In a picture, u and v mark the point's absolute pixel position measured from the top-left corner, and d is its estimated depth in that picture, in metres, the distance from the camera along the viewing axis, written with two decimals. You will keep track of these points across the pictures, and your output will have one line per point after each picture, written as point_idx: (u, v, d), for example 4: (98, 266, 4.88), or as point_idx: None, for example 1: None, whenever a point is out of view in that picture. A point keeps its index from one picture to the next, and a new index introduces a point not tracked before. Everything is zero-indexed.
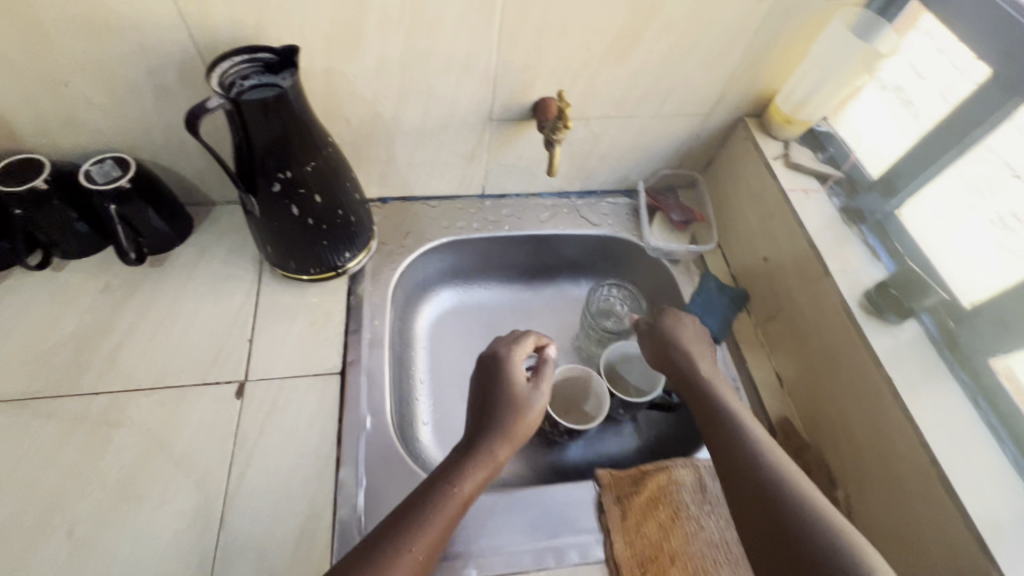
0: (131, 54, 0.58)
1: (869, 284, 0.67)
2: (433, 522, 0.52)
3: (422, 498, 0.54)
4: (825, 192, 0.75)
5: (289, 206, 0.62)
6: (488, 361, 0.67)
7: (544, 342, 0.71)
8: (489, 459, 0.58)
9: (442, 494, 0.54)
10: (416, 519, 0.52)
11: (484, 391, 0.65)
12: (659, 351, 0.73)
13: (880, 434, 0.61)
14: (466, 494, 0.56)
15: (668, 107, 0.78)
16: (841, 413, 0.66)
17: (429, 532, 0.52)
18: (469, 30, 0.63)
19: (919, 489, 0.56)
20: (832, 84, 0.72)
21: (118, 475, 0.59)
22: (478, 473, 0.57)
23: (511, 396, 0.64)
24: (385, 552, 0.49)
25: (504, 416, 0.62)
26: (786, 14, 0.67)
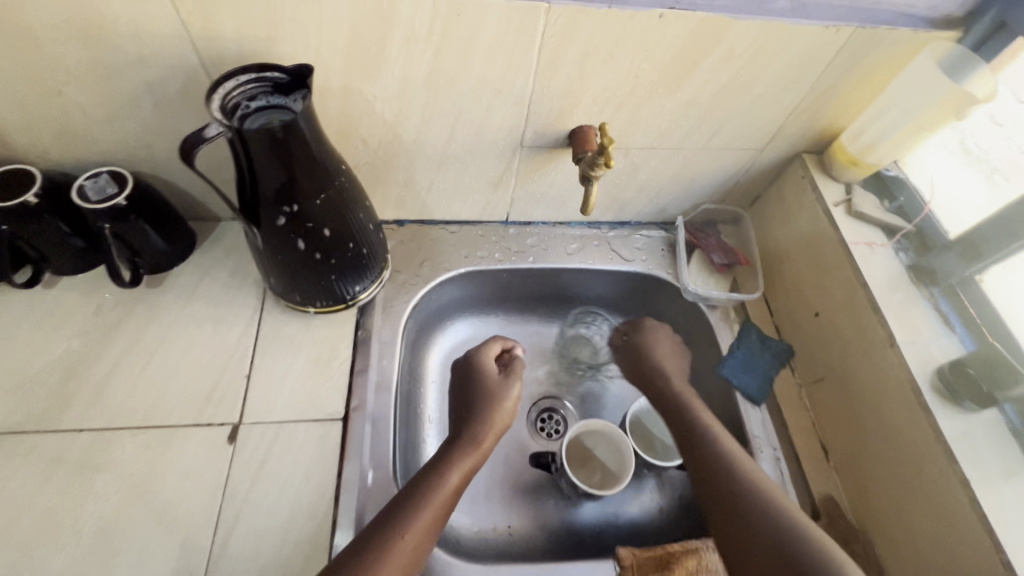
0: (129, 65, 0.53)
1: (942, 360, 0.59)
2: (427, 509, 0.56)
3: (415, 487, 0.58)
4: (892, 246, 0.67)
5: (295, 240, 0.57)
6: (464, 365, 0.74)
7: (510, 345, 0.77)
8: (473, 451, 0.64)
9: (432, 484, 0.58)
10: (411, 506, 0.55)
11: (464, 392, 0.72)
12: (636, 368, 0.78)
13: (869, 459, 0.62)
14: (458, 483, 0.60)
15: (718, 141, 0.70)
16: (896, 502, 0.59)
17: (424, 519, 0.55)
18: (505, 52, 0.56)
19: (913, 509, 0.57)
20: (909, 126, 0.63)
21: (98, 526, 0.54)
22: (466, 465, 0.63)
23: (488, 396, 0.70)
24: (385, 538, 0.52)
25: (484, 415, 0.68)
26: (866, 47, 0.59)
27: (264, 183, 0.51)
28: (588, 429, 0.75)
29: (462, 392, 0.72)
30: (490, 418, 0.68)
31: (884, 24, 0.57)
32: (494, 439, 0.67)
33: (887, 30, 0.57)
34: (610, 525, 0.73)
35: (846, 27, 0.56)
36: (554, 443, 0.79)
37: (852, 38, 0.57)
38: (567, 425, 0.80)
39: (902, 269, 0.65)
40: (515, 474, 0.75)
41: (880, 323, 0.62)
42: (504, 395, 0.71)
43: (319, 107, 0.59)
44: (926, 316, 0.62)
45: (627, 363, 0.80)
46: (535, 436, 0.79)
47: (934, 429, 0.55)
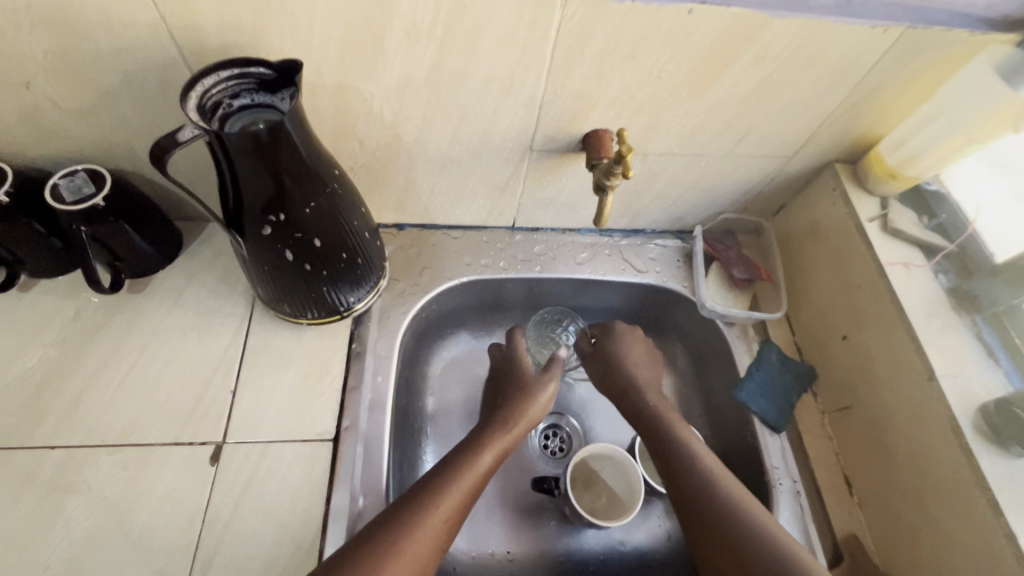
0: (102, 57, 0.48)
1: (986, 398, 0.54)
2: (460, 479, 0.54)
3: (450, 459, 0.57)
4: (931, 268, 0.63)
5: (283, 251, 0.52)
6: (498, 352, 0.74)
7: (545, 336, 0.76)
8: (509, 427, 0.61)
9: (466, 456, 0.57)
10: (445, 477, 0.54)
11: (504, 376, 0.71)
12: (604, 377, 0.71)
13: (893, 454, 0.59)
14: (494, 456, 0.58)
15: (743, 148, 0.65)
16: (928, 546, 0.55)
17: (456, 489, 0.53)
18: (515, 49, 0.51)
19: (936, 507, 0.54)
20: (958, 137, 0.58)
21: (67, 553, 0.51)
22: (504, 441, 0.60)
23: (525, 377, 0.68)
24: (418, 505, 0.51)
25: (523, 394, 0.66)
26: (914, 50, 0.53)
27: (247, 191, 0.47)
28: (595, 453, 0.70)
29: (500, 377, 0.71)
30: (529, 400, 0.65)
31: (937, 25, 0.51)
32: (534, 421, 0.64)
33: (940, 31, 0.51)
34: (614, 552, 0.69)
35: (895, 28, 0.51)
36: (558, 462, 0.75)
37: (901, 39, 0.52)
38: (571, 443, 0.76)
39: (941, 292, 0.61)
40: (516, 496, 0.71)
41: (917, 354, 0.57)
42: (544, 380, 0.68)
43: (311, 105, 0.54)
44: (967, 346, 0.58)
45: (593, 369, 0.72)
46: (539, 454, 0.74)
47: (976, 474, 0.51)
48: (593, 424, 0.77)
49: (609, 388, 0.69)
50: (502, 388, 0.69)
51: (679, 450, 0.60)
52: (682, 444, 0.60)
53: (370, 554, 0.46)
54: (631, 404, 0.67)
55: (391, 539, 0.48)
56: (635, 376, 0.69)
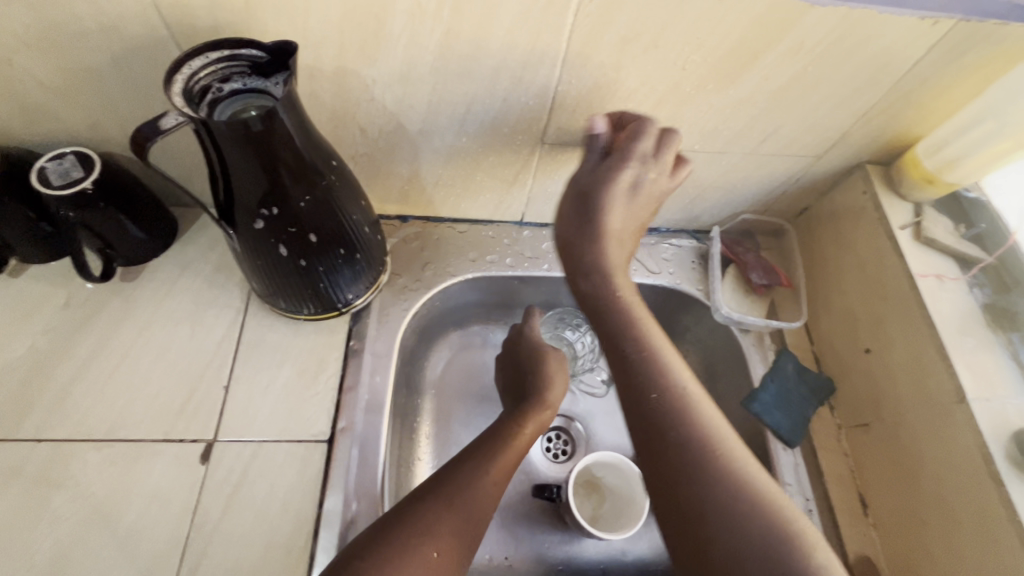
0: (86, 34, 0.45)
1: (1019, 423, 0.51)
2: (502, 455, 0.53)
3: (489, 435, 0.55)
4: (965, 281, 0.59)
5: (276, 245, 0.49)
6: (511, 336, 0.70)
7: (532, 311, 0.71)
8: (544, 405, 0.61)
9: (508, 432, 0.56)
10: (488, 449, 0.53)
11: (516, 357, 0.68)
12: (565, 203, 0.56)
13: (908, 465, 0.57)
14: (529, 435, 0.57)
15: (768, 146, 0.61)
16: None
17: (501, 464, 0.52)
18: (528, 33, 0.47)
19: (959, 530, 0.51)
20: (1005, 142, 0.53)
21: (51, 551, 0.49)
22: (537, 420, 0.59)
23: (542, 354, 0.66)
24: (465, 473, 0.50)
25: (543, 376, 0.63)
26: (965, 44, 0.49)
27: (238, 181, 0.44)
28: (599, 461, 0.67)
29: (502, 369, 0.69)
30: (552, 381, 0.63)
31: (993, 17, 0.47)
32: (556, 407, 0.62)
33: (996, 24, 0.47)
34: (614, 562, 0.67)
35: (946, 19, 0.46)
36: (561, 466, 0.72)
37: (951, 33, 0.48)
38: (575, 447, 0.73)
39: (975, 307, 0.58)
40: (516, 501, 0.69)
41: (947, 373, 0.54)
42: (559, 359, 0.66)
43: (309, 90, 0.51)
44: (1002, 366, 0.54)
45: (562, 216, 0.56)
46: (542, 458, 0.72)
47: (1007, 507, 0.48)
48: (599, 428, 0.75)
49: (566, 198, 0.56)
50: (518, 369, 0.66)
51: (658, 383, 0.46)
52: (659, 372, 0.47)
53: (429, 513, 0.46)
54: (583, 243, 0.54)
55: (442, 499, 0.47)
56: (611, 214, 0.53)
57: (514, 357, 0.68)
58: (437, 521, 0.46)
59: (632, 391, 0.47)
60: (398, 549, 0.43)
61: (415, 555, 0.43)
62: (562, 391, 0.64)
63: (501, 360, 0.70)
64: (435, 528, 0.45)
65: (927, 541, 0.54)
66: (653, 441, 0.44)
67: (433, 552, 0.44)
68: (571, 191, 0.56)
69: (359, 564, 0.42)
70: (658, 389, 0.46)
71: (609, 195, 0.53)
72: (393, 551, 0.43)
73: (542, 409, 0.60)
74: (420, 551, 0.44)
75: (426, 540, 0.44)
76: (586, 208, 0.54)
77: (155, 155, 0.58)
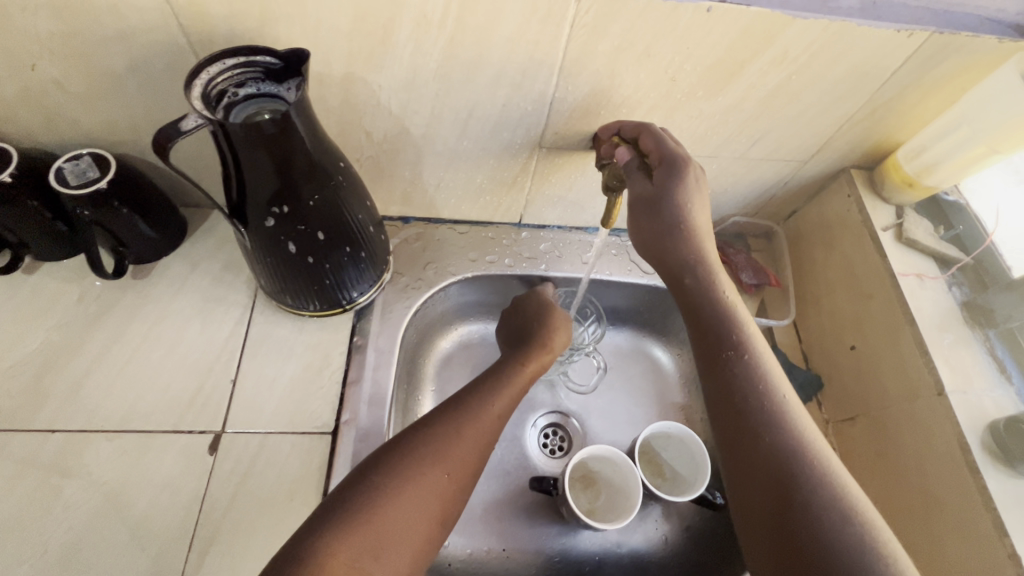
0: (108, 41, 0.47)
1: (995, 415, 0.54)
2: (504, 390, 0.56)
3: (490, 372, 0.58)
4: (945, 279, 0.63)
5: (285, 243, 0.52)
6: (515, 299, 0.72)
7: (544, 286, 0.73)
8: (544, 348, 0.63)
9: (512, 371, 0.59)
10: (493, 384, 0.56)
11: (516, 315, 0.70)
12: (634, 221, 0.55)
13: (893, 456, 0.59)
14: (530, 373, 0.60)
15: (757, 151, 0.64)
16: (928, 560, 0.54)
17: (504, 395, 0.55)
18: (528, 43, 0.49)
19: (941, 517, 0.53)
20: (981, 147, 0.56)
21: (64, 537, 0.51)
22: (538, 361, 0.62)
23: (549, 307, 0.68)
24: (474, 403, 0.53)
25: (545, 326, 0.66)
26: (939, 56, 0.52)
27: (251, 180, 0.46)
28: (595, 455, 0.69)
29: (504, 326, 0.71)
30: (554, 331, 0.66)
31: (964, 30, 0.50)
32: (556, 353, 0.65)
33: (968, 37, 0.50)
34: (609, 554, 0.69)
35: (921, 32, 0.49)
36: (557, 461, 0.74)
37: (926, 45, 0.50)
38: (571, 442, 0.75)
39: (954, 304, 0.61)
40: (514, 495, 0.71)
41: (927, 367, 0.56)
42: (561, 312, 0.69)
43: (317, 95, 0.53)
44: (978, 361, 0.57)
45: (636, 231, 0.55)
46: (539, 453, 0.74)
47: (983, 494, 0.50)
48: (596, 424, 0.77)
49: (634, 219, 0.54)
50: (521, 324, 0.68)
51: (760, 391, 0.48)
52: (759, 380, 0.49)
53: (437, 435, 0.49)
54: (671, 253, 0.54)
55: (453, 427, 0.50)
56: (687, 211, 0.52)
57: (514, 313, 0.70)
58: (447, 448, 0.49)
59: (730, 392, 0.49)
60: (411, 469, 0.47)
61: (427, 475, 0.47)
62: (565, 338, 0.66)
63: (504, 316, 0.72)
64: (445, 450, 0.49)
65: (911, 530, 0.56)
66: (747, 444, 0.47)
67: (444, 473, 0.48)
68: (636, 208, 0.54)
69: (373, 479, 0.46)
70: (760, 396, 0.48)
71: (679, 196, 0.51)
72: (407, 470, 0.46)
73: (543, 352, 0.63)
74: (431, 471, 0.47)
75: (436, 462, 0.48)
76: (663, 218, 0.52)
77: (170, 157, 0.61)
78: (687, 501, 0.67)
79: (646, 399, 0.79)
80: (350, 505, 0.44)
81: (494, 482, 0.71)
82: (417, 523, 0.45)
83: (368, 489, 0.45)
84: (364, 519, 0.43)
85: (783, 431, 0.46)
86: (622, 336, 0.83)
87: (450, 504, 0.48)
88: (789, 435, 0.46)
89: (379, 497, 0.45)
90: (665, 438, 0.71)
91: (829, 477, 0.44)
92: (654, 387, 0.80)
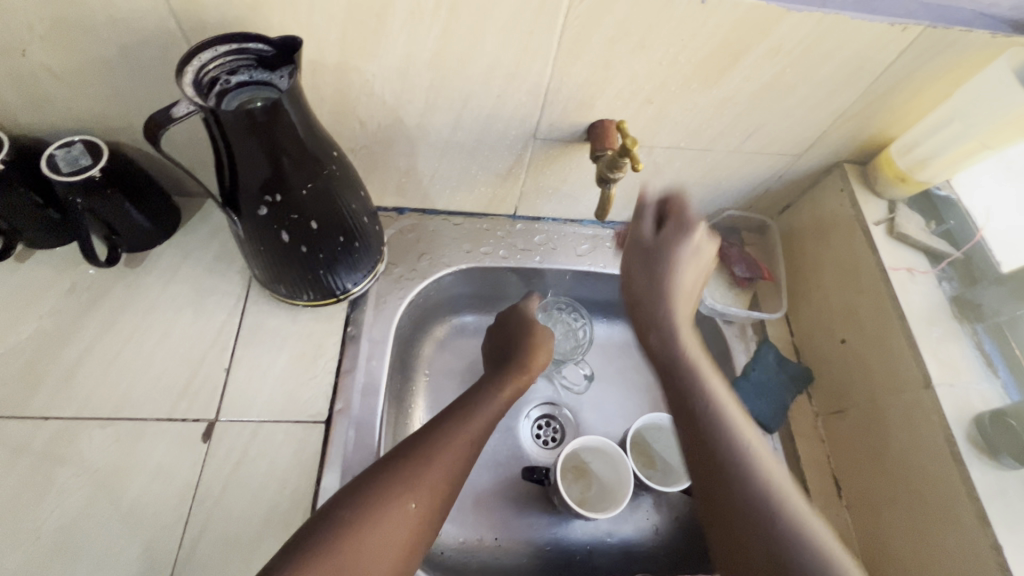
0: (98, 27, 0.47)
1: (981, 408, 0.55)
2: (478, 416, 0.56)
3: (468, 395, 0.59)
4: (935, 274, 0.63)
5: (278, 232, 0.52)
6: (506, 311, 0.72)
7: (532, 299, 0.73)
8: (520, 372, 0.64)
9: (488, 395, 0.60)
10: (468, 408, 0.57)
11: (504, 329, 0.71)
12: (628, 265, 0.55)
13: (888, 443, 0.59)
14: (506, 399, 0.61)
15: (751, 146, 0.64)
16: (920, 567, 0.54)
17: (477, 421, 0.56)
18: (522, 33, 0.49)
19: (941, 513, 0.53)
20: (971, 142, 0.56)
21: (56, 524, 0.51)
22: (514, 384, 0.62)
23: (531, 327, 0.70)
24: (447, 431, 0.53)
25: (527, 346, 0.67)
26: (933, 51, 0.52)
27: (244, 170, 0.46)
28: (585, 445, 0.70)
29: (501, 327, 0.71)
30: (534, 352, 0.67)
31: (957, 25, 0.50)
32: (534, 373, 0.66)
33: (961, 32, 0.50)
34: (600, 543, 0.70)
35: (915, 26, 0.49)
36: (550, 451, 0.75)
37: (920, 39, 0.50)
38: (564, 433, 0.76)
39: (944, 299, 0.61)
40: (507, 485, 0.71)
41: (916, 360, 0.57)
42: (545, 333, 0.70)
43: (311, 84, 0.53)
44: (967, 355, 0.58)
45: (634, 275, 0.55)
46: (532, 444, 0.75)
47: (968, 486, 0.51)
48: (590, 414, 0.77)
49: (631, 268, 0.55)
50: (504, 338, 0.70)
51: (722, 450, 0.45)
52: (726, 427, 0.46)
53: (408, 464, 0.50)
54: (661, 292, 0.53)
55: (423, 454, 0.51)
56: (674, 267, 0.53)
57: (501, 324, 0.71)
58: (416, 476, 0.49)
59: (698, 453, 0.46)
60: (381, 500, 0.47)
61: (395, 507, 0.47)
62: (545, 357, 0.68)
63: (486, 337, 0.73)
64: (415, 480, 0.49)
65: (892, 515, 0.58)
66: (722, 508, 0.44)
67: (411, 503, 0.48)
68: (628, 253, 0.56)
69: (341, 512, 0.46)
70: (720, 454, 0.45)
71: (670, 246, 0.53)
72: (375, 502, 0.47)
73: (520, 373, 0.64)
74: (401, 501, 0.48)
75: (405, 492, 0.48)
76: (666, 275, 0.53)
77: (163, 145, 0.60)
78: (677, 490, 0.67)
79: (639, 391, 0.80)
80: (316, 537, 0.44)
81: (485, 474, 0.71)
82: (386, 552, 0.46)
83: (339, 524, 0.45)
84: (329, 552, 0.44)
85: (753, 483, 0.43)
86: (616, 329, 0.83)
87: (421, 532, 0.48)
88: (762, 489, 0.43)
89: (346, 530, 0.45)
90: (656, 429, 0.72)
91: (797, 519, 0.42)
92: (649, 380, 0.80)
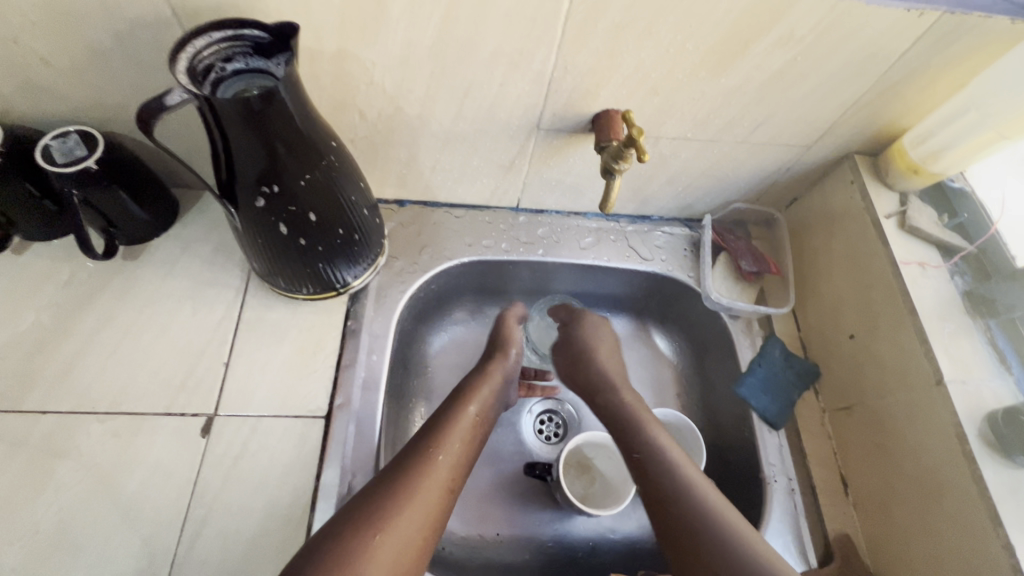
0: (90, 13, 0.45)
1: (994, 405, 0.54)
2: (446, 439, 0.54)
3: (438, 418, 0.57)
4: (948, 268, 0.62)
5: (276, 223, 0.51)
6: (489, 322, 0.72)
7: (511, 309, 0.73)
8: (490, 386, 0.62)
9: (455, 413, 0.58)
10: (437, 431, 0.55)
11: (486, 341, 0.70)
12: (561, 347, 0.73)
13: (897, 441, 0.58)
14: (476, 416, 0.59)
15: (759, 137, 0.62)
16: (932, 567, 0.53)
17: (454, 436, 0.55)
18: (525, 20, 0.48)
19: (954, 513, 0.52)
20: (988, 133, 0.55)
21: (54, 518, 0.51)
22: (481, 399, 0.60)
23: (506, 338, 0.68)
24: (415, 461, 0.51)
25: (494, 351, 0.67)
26: (950, 37, 0.50)
27: (240, 160, 0.45)
28: (588, 441, 0.69)
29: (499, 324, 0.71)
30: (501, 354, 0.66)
31: (976, 10, 0.48)
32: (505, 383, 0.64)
33: (980, 18, 0.48)
34: (603, 539, 0.69)
35: (932, 11, 0.48)
36: (552, 447, 0.74)
37: (937, 25, 0.49)
38: (567, 429, 0.75)
39: (957, 294, 0.60)
40: (509, 480, 0.71)
41: (927, 356, 0.56)
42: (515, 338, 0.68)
43: (309, 73, 0.52)
44: (980, 351, 0.57)
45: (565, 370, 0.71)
46: (534, 439, 0.74)
47: (979, 485, 0.50)
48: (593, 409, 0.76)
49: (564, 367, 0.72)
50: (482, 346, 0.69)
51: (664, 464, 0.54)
52: (669, 465, 0.54)
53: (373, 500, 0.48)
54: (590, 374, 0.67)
55: (390, 489, 0.48)
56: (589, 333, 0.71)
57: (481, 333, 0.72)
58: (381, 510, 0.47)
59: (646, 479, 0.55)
60: (342, 541, 0.45)
61: (358, 543, 0.45)
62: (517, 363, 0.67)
63: None
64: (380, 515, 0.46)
65: (903, 514, 0.57)
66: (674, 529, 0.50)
67: (376, 535, 0.45)
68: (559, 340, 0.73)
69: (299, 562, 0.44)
70: (660, 471, 0.54)
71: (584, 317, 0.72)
72: (335, 542, 0.45)
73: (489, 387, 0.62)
74: (365, 537, 0.45)
75: (370, 525, 0.46)
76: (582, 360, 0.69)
77: (159, 135, 0.59)
78: None
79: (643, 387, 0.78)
80: None
81: (487, 469, 0.71)
82: None
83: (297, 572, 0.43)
84: None
85: (704, 517, 0.50)
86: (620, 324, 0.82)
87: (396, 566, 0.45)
88: (711, 519, 0.49)
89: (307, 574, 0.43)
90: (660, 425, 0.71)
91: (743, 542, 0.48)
92: (653, 375, 0.79)
